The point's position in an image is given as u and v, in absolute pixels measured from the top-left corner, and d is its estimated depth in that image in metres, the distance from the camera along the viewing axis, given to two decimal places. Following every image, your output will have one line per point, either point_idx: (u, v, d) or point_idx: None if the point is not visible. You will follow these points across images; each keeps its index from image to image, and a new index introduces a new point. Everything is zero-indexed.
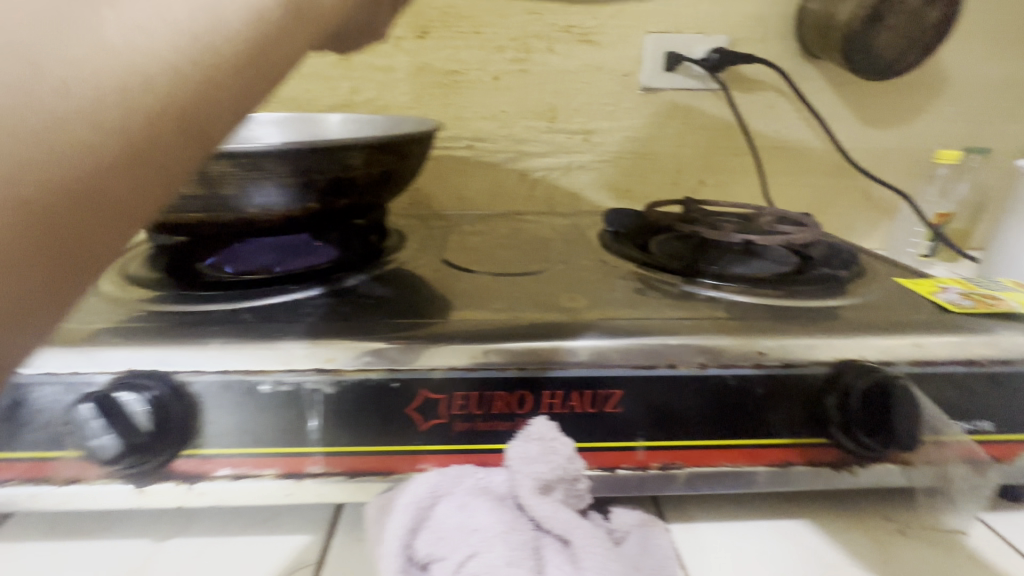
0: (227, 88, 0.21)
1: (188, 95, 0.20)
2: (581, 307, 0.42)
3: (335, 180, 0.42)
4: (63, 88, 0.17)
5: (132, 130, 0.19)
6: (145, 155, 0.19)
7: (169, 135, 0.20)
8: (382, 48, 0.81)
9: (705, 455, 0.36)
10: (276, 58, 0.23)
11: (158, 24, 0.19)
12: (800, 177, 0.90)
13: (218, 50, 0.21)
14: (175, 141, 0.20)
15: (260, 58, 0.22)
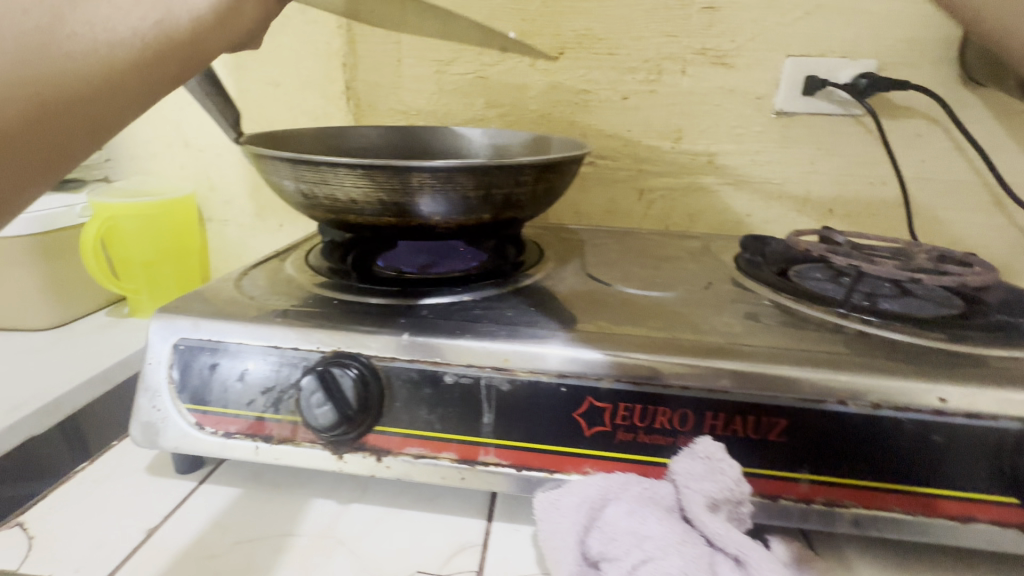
0: (192, 48, 0.30)
1: (165, 51, 0.29)
2: (738, 332, 0.43)
3: (509, 195, 0.46)
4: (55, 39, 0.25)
5: (134, 72, 0.28)
6: (138, 86, 0.28)
7: (153, 77, 0.29)
8: (519, 68, 0.85)
9: (875, 497, 0.35)
10: (228, 33, 0.32)
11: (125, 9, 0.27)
12: (946, 211, 0.83)
13: (185, 21, 0.30)
14: (146, 87, 0.29)
15: (215, 33, 0.31)
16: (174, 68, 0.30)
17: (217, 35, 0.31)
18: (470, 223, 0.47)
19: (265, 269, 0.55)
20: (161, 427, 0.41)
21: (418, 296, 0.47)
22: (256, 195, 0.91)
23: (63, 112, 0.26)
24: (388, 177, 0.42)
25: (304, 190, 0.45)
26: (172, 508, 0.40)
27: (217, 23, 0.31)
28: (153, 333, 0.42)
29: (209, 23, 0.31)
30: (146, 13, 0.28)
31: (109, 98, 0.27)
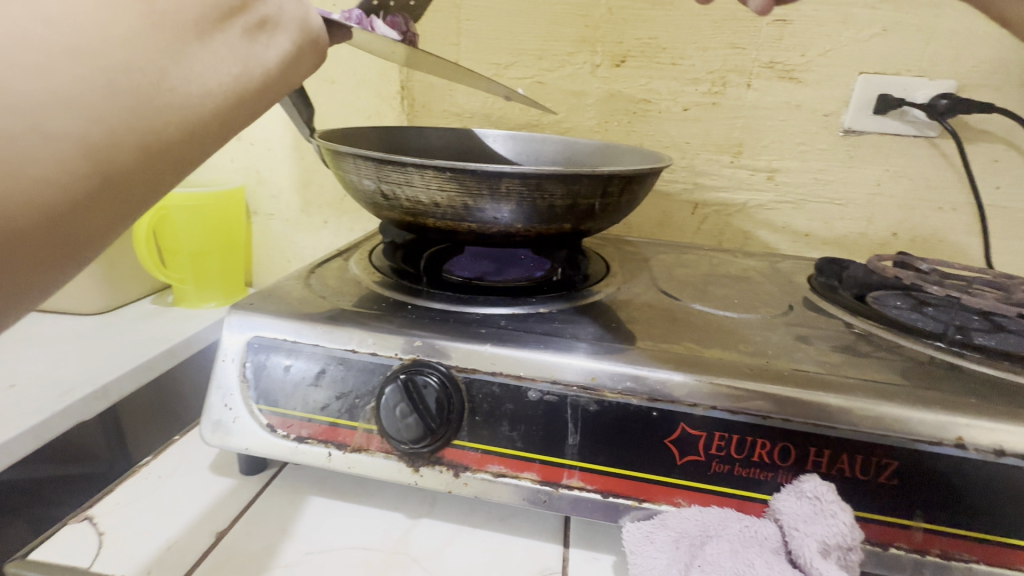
0: (270, 93, 0.29)
1: (247, 98, 0.28)
2: (836, 362, 0.40)
3: (592, 205, 0.44)
4: (173, 83, 0.24)
5: (222, 120, 0.27)
6: (230, 127, 0.28)
7: (237, 121, 0.28)
8: (577, 74, 0.83)
9: (997, 552, 0.33)
10: (298, 76, 0.31)
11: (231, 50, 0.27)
12: (1021, 242, 0.79)
13: (264, 69, 0.28)
14: (236, 127, 0.28)
15: (289, 77, 0.30)
16: (253, 113, 0.29)
17: (289, 79, 0.30)
18: (550, 231, 0.45)
19: (329, 268, 0.53)
20: (231, 428, 0.40)
21: (491, 304, 0.46)
22: (303, 191, 0.89)
23: (159, 161, 0.25)
24: (476, 181, 0.40)
25: (385, 190, 0.44)
26: (238, 512, 0.39)
27: (291, 67, 0.30)
28: (227, 330, 0.41)
29: (285, 68, 0.30)
30: (231, 63, 0.27)
31: (199, 145, 0.26)
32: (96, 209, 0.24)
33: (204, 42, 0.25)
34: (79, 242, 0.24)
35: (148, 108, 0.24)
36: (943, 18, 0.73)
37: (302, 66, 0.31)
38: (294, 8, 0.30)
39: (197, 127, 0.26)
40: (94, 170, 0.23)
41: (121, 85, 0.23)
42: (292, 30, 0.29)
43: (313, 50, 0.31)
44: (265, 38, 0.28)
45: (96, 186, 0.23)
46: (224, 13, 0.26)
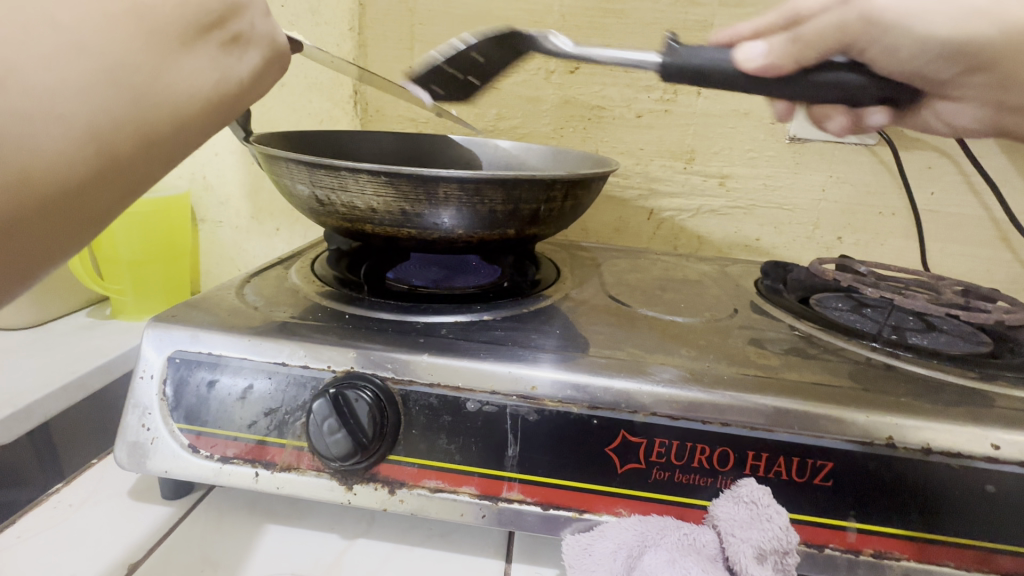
0: (245, 102, 0.29)
1: (224, 105, 0.27)
2: (775, 366, 0.40)
3: (535, 209, 0.44)
4: (165, 84, 0.24)
5: (206, 121, 0.27)
6: (208, 129, 0.27)
7: (219, 124, 0.28)
8: (532, 80, 0.83)
9: (925, 548, 0.33)
10: (266, 86, 0.31)
11: (216, 58, 0.26)
12: (954, 244, 0.83)
13: (239, 80, 0.28)
14: (212, 129, 0.28)
15: (257, 87, 0.30)
16: (229, 118, 0.29)
17: (259, 90, 0.30)
18: (493, 238, 0.45)
19: (266, 276, 0.51)
20: (150, 449, 0.37)
21: (431, 312, 0.45)
22: (252, 197, 0.86)
23: (150, 156, 0.25)
24: (412, 186, 0.39)
25: (320, 196, 0.42)
26: (156, 540, 0.37)
27: (263, 76, 0.30)
28: (146, 345, 0.38)
29: (256, 80, 0.29)
30: (210, 71, 0.26)
31: (186, 145, 0.26)
32: (84, 199, 0.23)
33: (188, 49, 0.25)
34: (71, 228, 0.23)
35: (139, 105, 0.23)
36: None
37: (270, 77, 0.31)
38: (266, 25, 0.30)
39: (179, 124, 0.25)
40: (93, 160, 0.22)
41: (118, 82, 0.22)
42: (267, 43, 0.30)
43: (279, 63, 0.31)
44: (239, 52, 0.28)
45: (91, 177, 0.23)
46: (205, 25, 0.26)
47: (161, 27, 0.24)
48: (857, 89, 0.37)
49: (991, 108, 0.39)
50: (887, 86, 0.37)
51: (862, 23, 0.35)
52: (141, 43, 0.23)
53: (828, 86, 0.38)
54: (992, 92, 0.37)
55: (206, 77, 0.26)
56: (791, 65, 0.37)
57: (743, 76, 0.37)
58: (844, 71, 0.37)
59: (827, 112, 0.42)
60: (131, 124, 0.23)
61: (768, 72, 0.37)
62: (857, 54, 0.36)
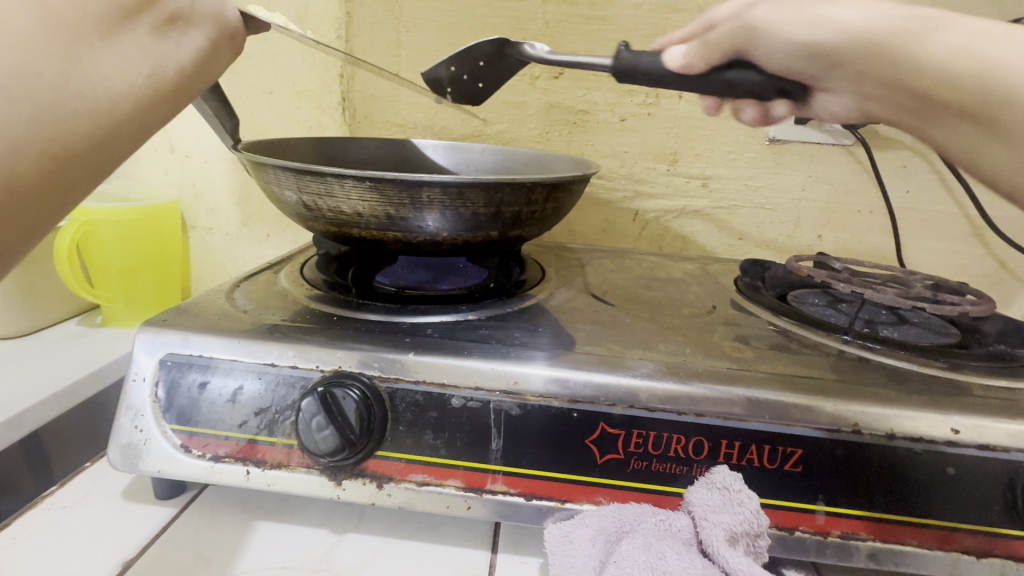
0: (186, 88, 0.31)
1: (164, 92, 0.29)
2: (749, 358, 0.42)
3: (517, 212, 0.45)
4: (91, 77, 0.26)
5: (140, 114, 0.28)
6: (151, 115, 0.29)
7: (162, 110, 0.29)
8: (517, 85, 0.85)
9: (890, 529, 0.35)
10: (214, 70, 0.32)
11: (147, 46, 0.28)
12: (930, 240, 0.85)
13: (177, 66, 0.29)
14: (154, 114, 0.29)
15: (203, 73, 0.31)
16: (170, 109, 0.30)
17: (205, 74, 0.32)
18: (478, 239, 0.46)
19: (256, 280, 0.52)
20: (143, 449, 0.38)
21: (421, 313, 0.46)
22: (243, 203, 0.87)
23: (93, 150, 0.26)
24: (397, 191, 0.40)
25: (307, 201, 0.43)
26: (150, 539, 0.38)
27: (205, 65, 0.31)
28: (138, 348, 0.39)
29: (198, 63, 0.31)
30: (141, 60, 0.28)
31: (128, 133, 0.28)
32: (36, 198, 0.25)
33: (112, 39, 0.26)
34: (28, 226, 0.25)
35: (69, 102, 0.25)
36: None
37: (217, 60, 0.32)
38: (209, 5, 0.31)
39: (117, 114, 0.27)
40: (35, 161, 0.24)
41: (41, 80, 0.24)
42: (205, 28, 0.31)
43: (227, 45, 0.32)
44: (176, 35, 0.29)
45: (35, 177, 0.25)
46: (134, 8, 0.27)
47: (78, 19, 0.25)
48: (759, 86, 0.42)
49: (856, 98, 0.39)
50: (785, 80, 0.41)
51: (747, 30, 0.40)
52: (57, 38, 0.24)
53: (734, 85, 0.42)
54: (859, 84, 0.38)
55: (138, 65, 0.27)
56: (703, 66, 0.42)
57: (669, 75, 0.42)
58: (748, 71, 0.42)
59: (743, 108, 0.49)
60: (68, 120, 0.25)
61: (687, 73, 0.42)
62: (751, 55, 0.41)
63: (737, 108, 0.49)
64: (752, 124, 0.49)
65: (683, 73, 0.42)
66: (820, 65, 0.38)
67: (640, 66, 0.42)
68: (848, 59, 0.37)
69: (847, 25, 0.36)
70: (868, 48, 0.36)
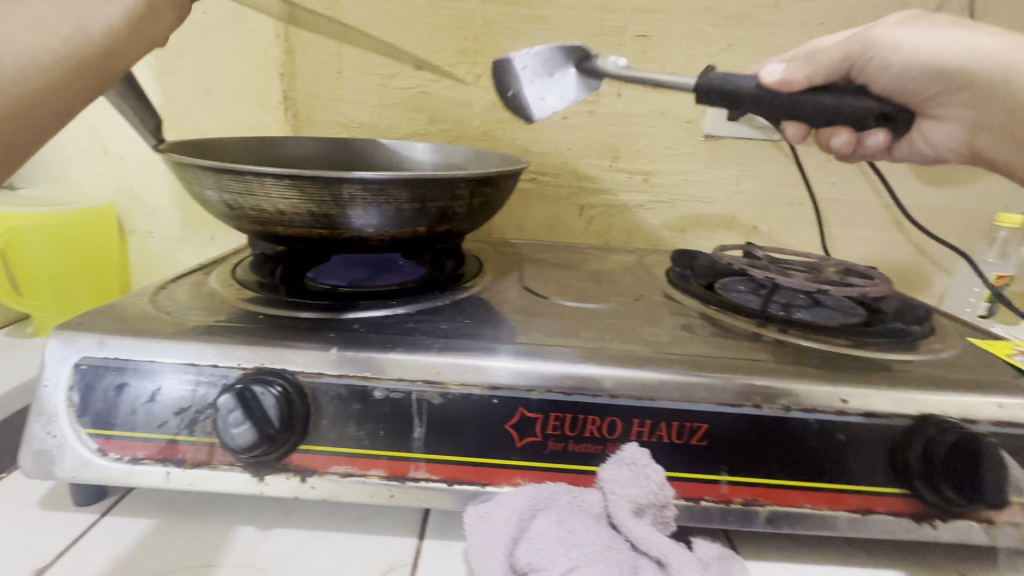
0: (119, 48, 0.33)
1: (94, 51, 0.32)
2: (665, 342, 0.44)
3: (443, 207, 0.46)
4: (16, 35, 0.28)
5: (73, 71, 0.31)
6: (85, 73, 0.32)
7: (95, 67, 0.32)
8: (460, 84, 0.85)
9: (785, 494, 0.37)
10: (148, 33, 0.35)
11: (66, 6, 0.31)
12: (854, 229, 0.91)
13: (105, 28, 0.32)
14: (87, 72, 0.32)
15: (138, 35, 0.34)
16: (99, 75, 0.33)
17: (139, 37, 0.34)
18: (406, 235, 0.47)
19: (185, 282, 0.52)
20: (57, 455, 0.37)
21: (350, 309, 0.46)
22: (183, 206, 0.85)
23: (29, 106, 0.29)
24: (318, 189, 0.41)
25: (229, 201, 0.43)
26: (67, 545, 0.37)
27: (122, 31, 0.33)
28: (50, 353, 0.38)
29: (129, 26, 0.34)
30: (65, 21, 0.30)
31: (65, 88, 0.31)
32: None
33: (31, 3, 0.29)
34: None
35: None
36: (776, 32, 0.81)
37: (149, 25, 0.35)
38: None
39: (48, 70, 0.30)
40: None
41: None
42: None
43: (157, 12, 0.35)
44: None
45: None
46: None
47: None
48: (863, 111, 0.44)
49: (967, 128, 0.46)
50: (890, 106, 0.44)
51: (862, 45, 0.45)
52: None
53: (843, 112, 0.44)
54: (973, 112, 0.45)
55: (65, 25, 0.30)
56: (804, 81, 0.44)
57: (763, 88, 0.45)
58: (847, 96, 0.44)
59: (835, 133, 0.50)
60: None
61: (786, 88, 0.44)
62: (863, 74, 0.46)
63: (829, 133, 0.51)
64: (844, 149, 0.50)
65: (779, 89, 0.45)
66: (940, 85, 0.44)
67: (736, 82, 0.45)
68: (966, 83, 0.43)
69: (977, 51, 0.42)
70: (995, 78, 0.42)
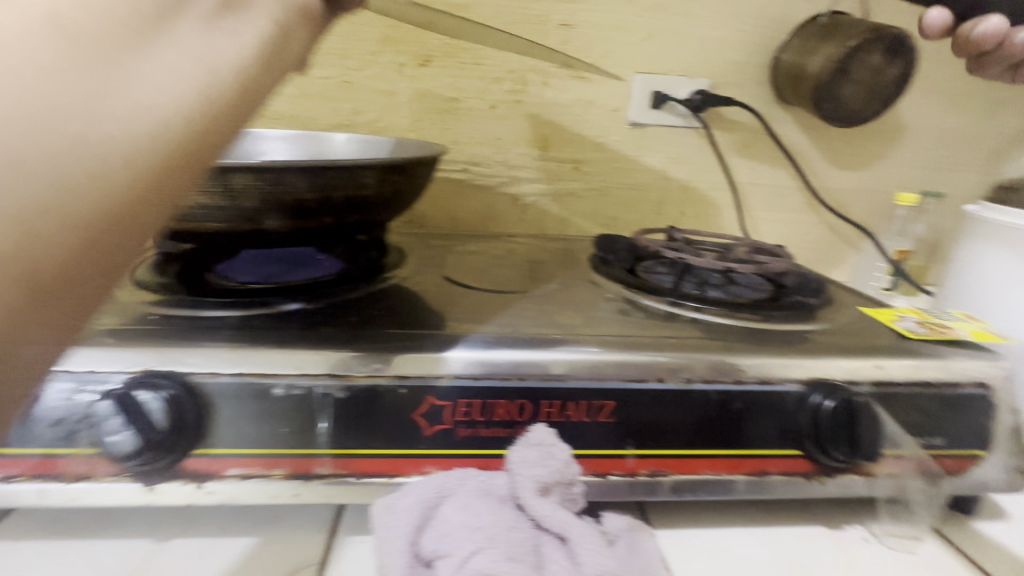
0: (261, 92, 0.23)
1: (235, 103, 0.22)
2: (577, 324, 0.45)
3: (348, 197, 0.45)
4: (118, 93, 0.18)
5: (206, 133, 0.21)
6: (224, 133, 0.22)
7: (237, 121, 0.22)
8: (384, 73, 0.83)
9: (687, 463, 0.39)
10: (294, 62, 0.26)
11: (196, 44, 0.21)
12: (774, 212, 0.95)
13: (240, 62, 0.22)
14: (219, 136, 0.22)
15: (281, 65, 0.24)
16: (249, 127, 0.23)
17: (283, 68, 0.25)
18: (312, 226, 0.45)
19: None
20: None
21: (255, 306, 0.44)
22: None
23: (127, 211, 0.19)
24: (207, 180, 0.39)
25: None
26: None
27: (272, 63, 0.23)
28: None
29: (272, 57, 0.23)
30: (191, 66, 0.20)
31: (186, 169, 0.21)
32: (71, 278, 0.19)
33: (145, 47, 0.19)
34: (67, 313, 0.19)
35: (89, 141, 0.18)
36: (692, 22, 0.84)
37: (292, 46, 0.25)
38: None
39: (169, 151, 0.20)
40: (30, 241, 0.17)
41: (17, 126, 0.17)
42: (264, 17, 0.23)
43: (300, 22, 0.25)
44: (232, 22, 0.22)
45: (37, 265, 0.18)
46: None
47: (86, 24, 0.18)
48: None
49: None
50: None
51: None
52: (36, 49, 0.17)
53: None
54: None
55: (214, 66, 0.21)
56: None
57: None
58: None
59: None
60: (85, 169, 0.18)
61: None
62: None
63: None
64: None
65: None
66: None
67: None
68: None
69: None
70: None
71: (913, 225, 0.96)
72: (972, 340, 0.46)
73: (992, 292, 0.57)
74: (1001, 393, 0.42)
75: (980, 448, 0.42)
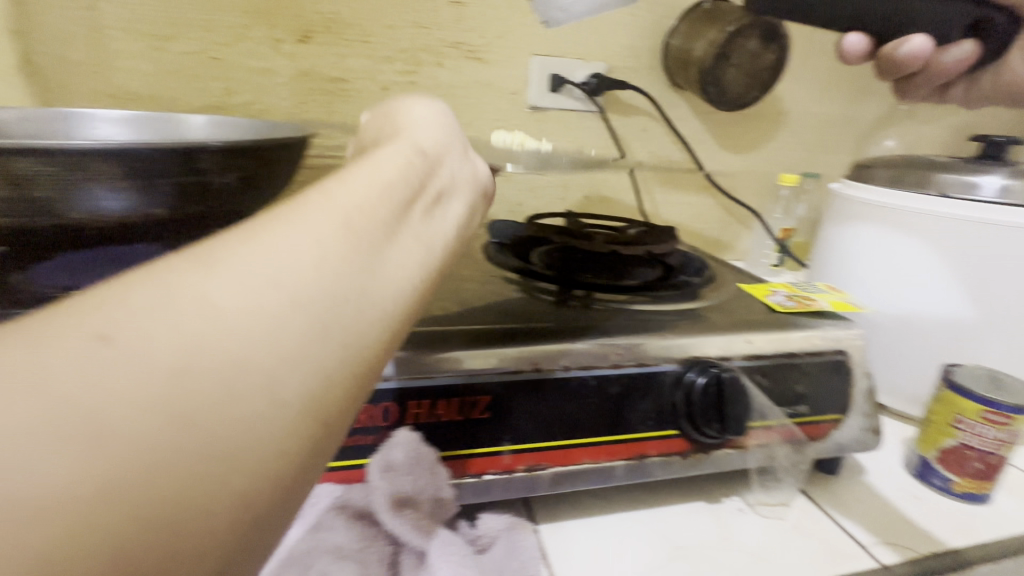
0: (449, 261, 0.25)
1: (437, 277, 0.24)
2: (450, 319, 0.42)
3: (182, 186, 0.34)
4: (384, 282, 0.20)
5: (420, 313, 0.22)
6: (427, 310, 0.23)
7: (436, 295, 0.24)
8: (259, 49, 0.71)
9: (566, 454, 0.38)
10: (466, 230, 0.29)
11: (421, 231, 0.23)
12: (673, 196, 0.98)
13: (445, 240, 0.24)
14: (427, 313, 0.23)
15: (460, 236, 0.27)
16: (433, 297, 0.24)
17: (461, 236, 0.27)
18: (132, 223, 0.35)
19: None
20: None
21: None
22: None
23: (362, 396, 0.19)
24: None
25: None
26: None
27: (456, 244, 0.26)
28: None
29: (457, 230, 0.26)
30: (418, 249, 0.22)
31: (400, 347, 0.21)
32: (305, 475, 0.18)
33: (397, 239, 0.21)
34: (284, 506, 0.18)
35: (365, 327, 0.19)
36: None
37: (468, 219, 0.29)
38: (462, 168, 0.29)
39: (403, 332, 0.21)
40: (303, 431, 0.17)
41: (329, 323, 0.18)
42: (457, 204, 0.27)
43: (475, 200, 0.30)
44: (439, 212, 0.25)
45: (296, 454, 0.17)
46: (409, 196, 0.23)
47: (363, 221, 0.20)
48: None
49: None
50: None
51: None
52: (340, 251, 0.19)
53: None
54: None
55: (433, 244, 0.23)
56: None
57: None
58: None
59: None
60: (362, 352, 0.19)
61: None
62: None
63: None
64: None
65: None
66: None
67: None
68: None
69: None
70: None
71: (795, 204, 1.03)
72: (831, 309, 0.49)
73: (853, 263, 0.61)
74: (856, 356, 0.45)
75: (839, 412, 0.44)
